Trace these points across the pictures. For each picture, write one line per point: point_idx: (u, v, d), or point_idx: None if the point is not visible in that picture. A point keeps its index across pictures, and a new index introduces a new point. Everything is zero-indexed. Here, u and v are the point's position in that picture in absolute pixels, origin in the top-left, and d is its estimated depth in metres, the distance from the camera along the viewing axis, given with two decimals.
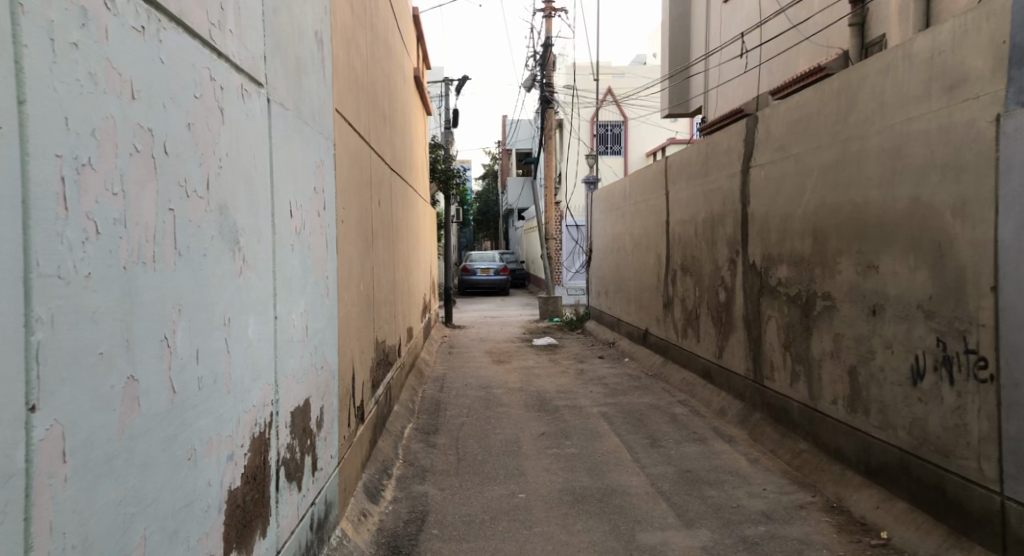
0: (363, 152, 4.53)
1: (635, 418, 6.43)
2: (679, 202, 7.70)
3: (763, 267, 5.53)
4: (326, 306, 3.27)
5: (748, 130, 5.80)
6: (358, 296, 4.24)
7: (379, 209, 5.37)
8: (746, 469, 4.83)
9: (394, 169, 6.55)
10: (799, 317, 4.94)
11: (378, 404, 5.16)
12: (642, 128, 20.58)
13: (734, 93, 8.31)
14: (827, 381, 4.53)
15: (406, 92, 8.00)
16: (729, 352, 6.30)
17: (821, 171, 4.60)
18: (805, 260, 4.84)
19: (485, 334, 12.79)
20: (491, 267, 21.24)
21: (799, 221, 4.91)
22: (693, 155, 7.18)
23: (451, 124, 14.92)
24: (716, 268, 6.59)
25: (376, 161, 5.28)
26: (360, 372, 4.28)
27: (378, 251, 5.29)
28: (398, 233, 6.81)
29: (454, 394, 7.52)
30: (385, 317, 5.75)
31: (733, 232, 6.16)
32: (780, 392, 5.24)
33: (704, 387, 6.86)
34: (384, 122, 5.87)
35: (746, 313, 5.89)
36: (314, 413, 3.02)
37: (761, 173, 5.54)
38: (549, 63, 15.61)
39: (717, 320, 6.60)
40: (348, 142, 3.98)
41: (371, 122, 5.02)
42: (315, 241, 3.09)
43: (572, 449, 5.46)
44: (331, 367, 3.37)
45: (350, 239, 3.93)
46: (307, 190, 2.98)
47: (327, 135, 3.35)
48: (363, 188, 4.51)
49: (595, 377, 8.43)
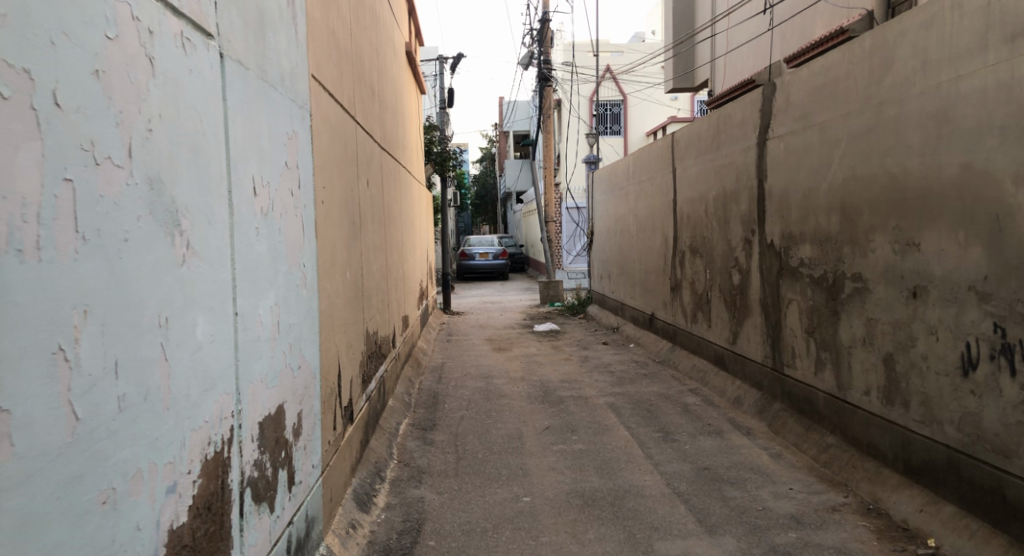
0: (347, 127, 4.13)
1: (644, 409, 6.07)
2: (687, 180, 7.29)
3: (783, 246, 5.15)
4: (302, 299, 2.89)
5: (764, 99, 5.40)
6: (344, 284, 3.86)
7: (367, 190, 4.96)
8: (768, 466, 4.48)
9: (385, 148, 6.15)
10: (825, 300, 4.56)
11: (369, 400, 4.78)
12: (642, 107, 20.07)
13: (744, 63, 7.88)
14: (858, 370, 4.17)
15: (397, 67, 7.56)
16: (744, 337, 5.93)
17: (850, 140, 4.21)
18: (831, 238, 4.46)
19: (484, 320, 12.40)
20: (490, 251, 20.84)
21: (824, 196, 4.53)
22: (703, 128, 6.77)
23: (446, 104, 14.42)
24: (729, 249, 6.21)
25: (363, 138, 4.87)
26: (349, 369, 3.90)
27: (367, 235, 4.89)
28: (390, 216, 6.41)
29: (453, 386, 7.15)
30: (378, 307, 5.38)
31: (748, 210, 5.77)
32: (804, 382, 4.87)
33: (717, 374, 6.50)
34: (372, 97, 5.46)
35: (764, 296, 5.52)
36: (291, 420, 2.65)
37: (780, 145, 5.14)
38: (546, 39, 15.12)
39: (730, 304, 6.22)
40: (329, 115, 3.58)
41: (357, 96, 4.61)
42: (287, 224, 2.68)
43: (580, 445, 5.10)
44: (310, 366, 2.98)
45: (333, 223, 3.56)
46: (276, 166, 2.57)
47: (301, 105, 2.94)
48: (348, 166, 4.12)
49: (600, 364, 8.07)
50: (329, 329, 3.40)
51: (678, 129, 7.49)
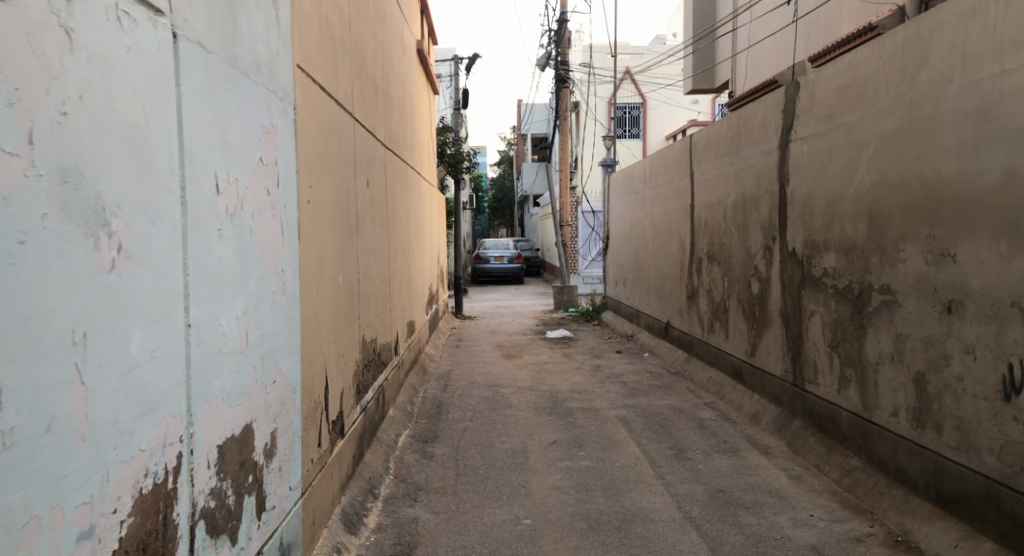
0: (343, 123, 3.91)
1: (657, 423, 5.79)
2: (705, 184, 7.01)
3: (805, 254, 4.86)
4: (279, 307, 2.66)
5: (787, 99, 5.11)
6: (335, 289, 3.63)
7: (367, 191, 4.75)
8: (787, 489, 4.19)
9: (390, 147, 5.93)
10: (850, 313, 4.27)
11: (365, 411, 4.56)
12: (661, 110, 19.75)
13: (766, 63, 7.58)
14: (885, 389, 3.87)
15: (406, 65, 7.36)
16: (763, 350, 5.64)
17: (879, 142, 3.92)
18: (858, 246, 4.17)
19: (496, 326, 12.17)
20: (505, 255, 20.61)
21: (850, 202, 4.24)
22: (723, 130, 6.48)
23: (461, 105, 14.21)
24: (749, 257, 5.92)
25: (364, 135, 4.65)
26: (339, 380, 3.68)
27: (366, 238, 4.66)
28: (395, 217, 6.19)
29: (459, 394, 6.92)
30: (378, 312, 5.16)
31: (769, 215, 5.48)
32: (826, 399, 4.58)
33: (734, 388, 6.21)
34: (375, 93, 5.24)
35: (784, 307, 5.23)
36: (260, 442, 2.42)
37: (803, 148, 4.86)
38: (564, 41, 14.88)
39: (749, 314, 5.93)
40: (321, 110, 3.37)
41: (356, 91, 4.41)
42: (259, 225, 2.46)
43: (587, 461, 4.84)
44: (289, 380, 2.76)
45: (322, 224, 3.34)
46: (247, 161, 2.35)
47: (281, 97, 2.72)
48: (343, 162, 3.90)
49: (612, 374, 7.79)
50: (314, 337, 3.18)
51: (697, 131, 7.20)
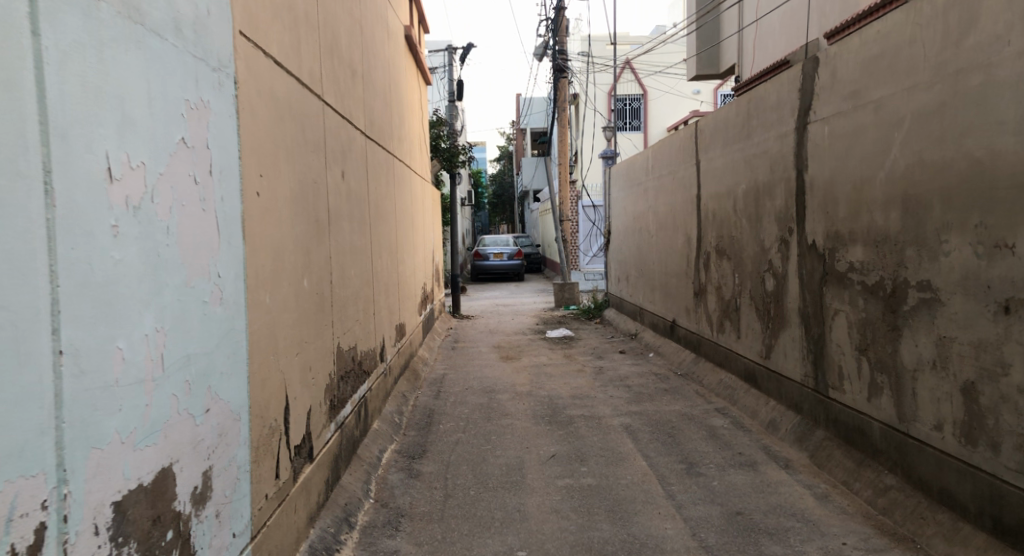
0: (307, 106, 3.46)
1: (664, 433, 5.34)
2: (713, 174, 6.55)
3: (828, 247, 4.40)
4: (212, 319, 2.19)
5: (803, 76, 4.64)
6: (297, 293, 3.18)
7: (342, 183, 4.30)
8: (814, 511, 3.73)
9: (371, 136, 5.48)
10: (882, 313, 3.81)
11: (342, 429, 4.10)
12: (663, 101, 19.29)
13: (776, 44, 7.10)
14: (926, 399, 3.41)
15: (392, 50, 6.89)
16: (780, 352, 5.19)
17: (915, 119, 3.45)
18: (891, 237, 3.71)
19: (494, 325, 11.72)
20: (505, 251, 20.14)
21: (881, 188, 3.78)
22: (731, 115, 6.01)
23: (455, 97, 13.63)
24: (762, 250, 5.46)
25: (336, 121, 4.19)
26: (304, 397, 3.23)
27: (340, 234, 4.21)
28: (378, 213, 5.73)
29: (452, 402, 6.46)
30: (358, 318, 4.71)
31: (785, 205, 5.01)
32: (854, 408, 4.12)
33: (747, 392, 5.76)
34: (352, 78, 4.79)
35: (803, 306, 4.77)
36: (186, 488, 1.95)
37: (824, 130, 4.39)
38: (562, 29, 14.37)
39: (763, 313, 5.48)
40: (276, 89, 2.92)
41: (325, 71, 3.95)
42: (182, 221, 1.99)
43: (589, 479, 4.39)
44: (229, 407, 2.29)
45: (277, 219, 2.88)
46: (161, 140, 1.88)
47: (214, 66, 2.25)
48: (308, 150, 3.44)
49: (615, 377, 7.34)
50: (267, 351, 2.72)
51: (703, 117, 6.74)
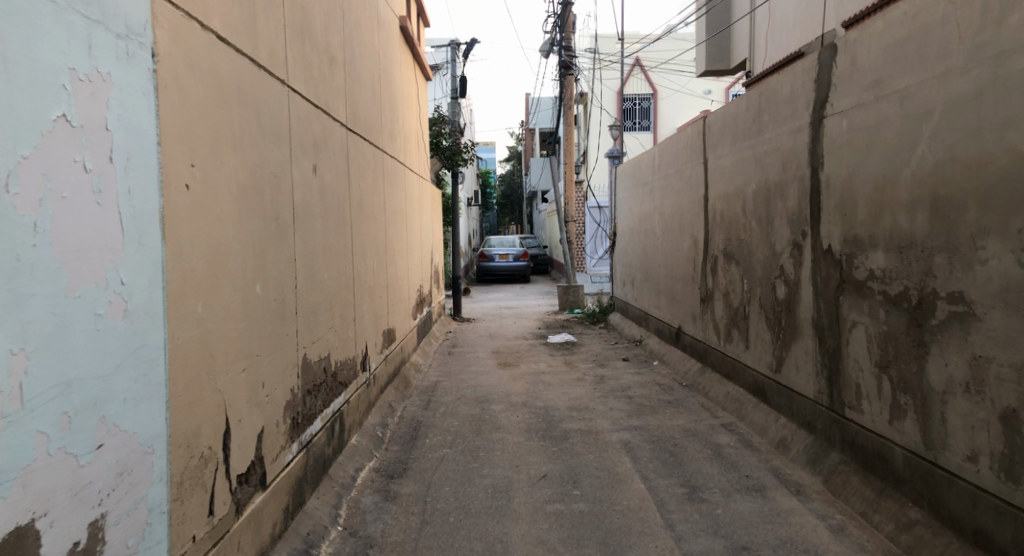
0: (267, 91, 3.10)
1: (666, 451, 4.95)
2: (722, 173, 6.14)
3: (845, 253, 4.00)
4: (110, 335, 1.83)
5: (819, 66, 4.23)
6: (245, 300, 2.82)
7: (314, 178, 3.94)
8: (829, 547, 3.34)
9: (354, 129, 5.10)
10: (906, 326, 3.41)
11: (309, 449, 3.74)
12: (674, 100, 18.89)
13: (789, 35, 6.69)
14: (957, 426, 3.02)
15: (383, 40, 6.50)
16: (791, 366, 4.80)
17: (947, 110, 3.06)
18: (916, 242, 3.31)
19: (495, 329, 11.35)
20: (511, 252, 19.78)
21: (905, 188, 3.38)
22: (741, 109, 5.61)
23: (458, 93, 13.22)
24: (773, 255, 5.06)
25: (307, 111, 3.83)
26: (253, 417, 2.88)
27: (310, 234, 3.84)
28: (363, 211, 5.37)
29: (442, 413, 6.10)
30: (334, 325, 4.36)
31: (798, 206, 4.61)
32: (873, 431, 3.73)
33: (756, 408, 5.36)
34: (331, 65, 4.43)
35: (818, 316, 4.38)
36: (56, 545, 1.60)
37: (842, 123, 3.99)
38: (569, 24, 13.94)
39: (774, 323, 5.08)
40: (218, 68, 2.55)
41: (293, 55, 3.59)
42: (62, 218, 1.65)
43: (581, 504, 4.02)
44: (136, 440, 1.93)
45: (217, 216, 2.52)
46: (22, 117, 1.52)
47: (121, 33, 1.88)
48: (266, 139, 3.08)
49: (617, 387, 6.95)
50: (199, 369, 2.36)
51: (712, 112, 6.34)
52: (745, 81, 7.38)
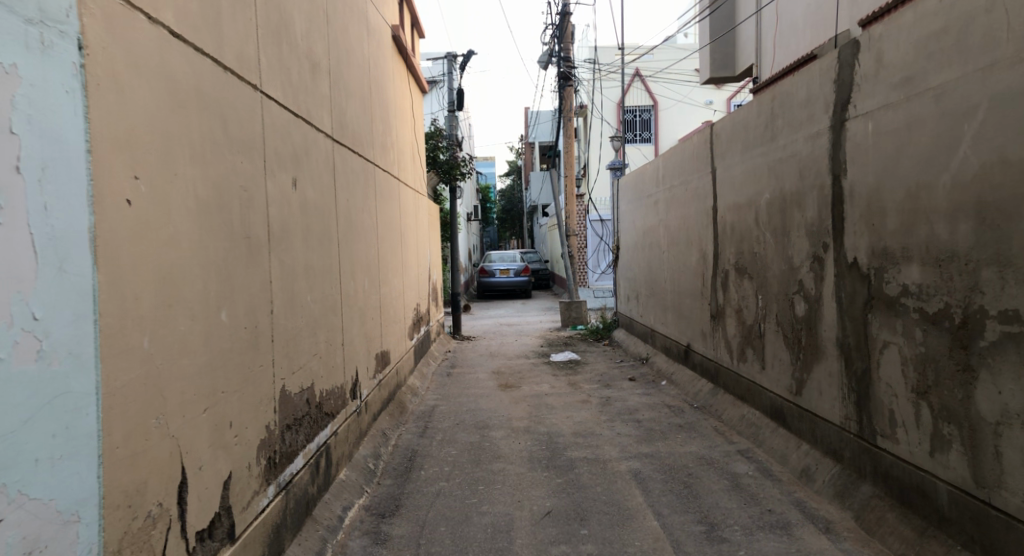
0: (234, 95, 2.80)
1: (679, 482, 4.59)
2: (732, 183, 5.82)
3: (874, 267, 3.67)
4: (14, 383, 1.50)
5: (839, 65, 3.92)
6: (207, 330, 2.49)
7: (294, 193, 3.63)
8: None
9: (341, 141, 4.79)
10: (949, 348, 3.07)
11: (289, 490, 3.39)
12: (674, 111, 18.65)
13: (798, 39, 6.40)
14: (1016, 463, 2.67)
15: (374, 49, 6.21)
16: (813, 389, 4.45)
17: (994, 106, 2.73)
18: (959, 254, 2.98)
19: (496, 348, 11.00)
20: (512, 267, 19.46)
21: (946, 194, 3.05)
22: (753, 115, 5.30)
23: (455, 106, 12.95)
24: (791, 269, 4.73)
25: (285, 120, 3.52)
26: (219, 462, 2.54)
27: (289, 255, 3.52)
28: (352, 228, 5.05)
29: (439, 441, 5.75)
30: (318, 352, 4.03)
31: (818, 217, 4.28)
32: (911, 463, 3.38)
33: (775, 433, 5.01)
34: (313, 72, 4.13)
35: (843, 335, 4.04)
36: None
37: (867, 126, 3.67)
38: (567, 35, 13.70)
39: (793, 343, 4.74)
40: (173, 68, 2.24)
41: (268, 58, 3.29)
42: None
43: (589, 545, 3.66)
44: (51, 507, 1.60)
45: (169, 234, 2.20)
46: None
47: (31, 17, 1.58)
48: (233, 148, 2.77)
49: (623, 410, 6.60)
50: (147, 412, 2.02)
51: (720, 119, 6.03)
52: (753, 88, 7.09)
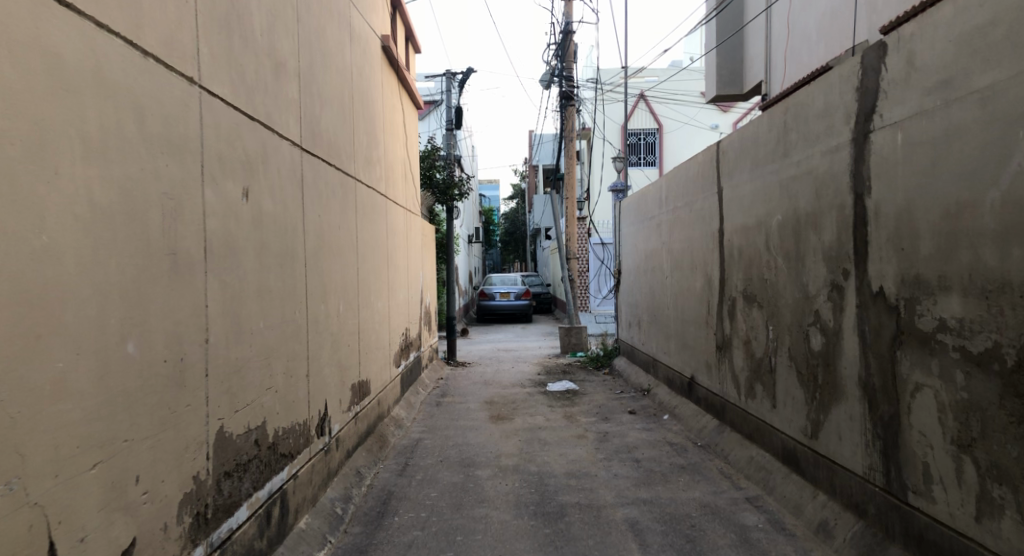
0: (157, 85, 2.38)
1: (681, 535, 4.10)
2: (740, 203, 5.39)
3: (903, 298, 3.21)
4: None
5: (863, 70, 3.50)
6: (105, 365, 2.04)
7: (245, 205, 3.21)
8: None
9: (312, 151, 4.38)
10: (998, 396, 2.60)
11: (226, 550, 2.91)
12: (679, 134, 18.32)
13: (810, 52, 6.01)
14: None
15: (358, 57, 5.83)
16: (832, 433, 3.97)
17: None
18: (1011, 285, 2.53)
19: (491, 375, 10.51)
20: (512, 291, 19.02)
21: (993, 214, 2.61)
22: (763, 130, 4.88)
23: (454, 124, 12.57)
24: (806, 299, 4.27)
25: (234, 122, 3.11)
26: (116, 527, 2.09)
27: (234, 275, 3.08)
28: (324, 247, 4.62)
29: (419, 481, 5.26)
30: (273, 385, 3.57)
31: (837, 241, 3.84)
32: (950, 527, 2.89)
33: (787, 479, 4.52)
34: (276, 73, 3.73)
35: (866, 374, 3.58)
36: None
37: (894, 138, 3.24)
38: (570, 53, 13.36)
39: (809, 379, 4.27)
40: (53, 46, 1.85)
41: (212, 50, 2.88)
42: None
43: None
44: None
45: (38, 248, 1.78)
46: None
47: None
48: (154, 148, 2.36)
49: (621, 447, 6.10)
50: None
51: (727, 136, 5.61)
52: (762, 105, 6.70)
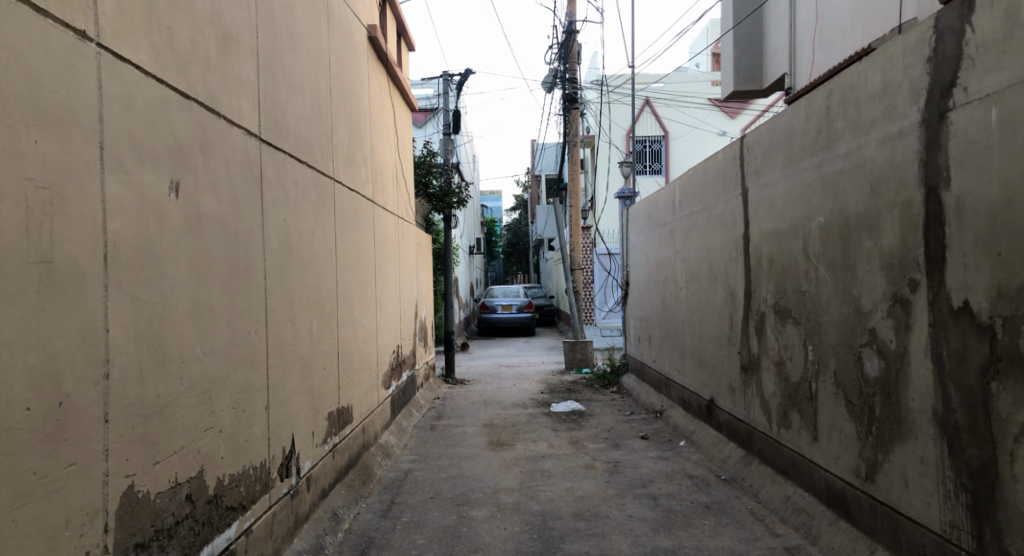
0: (13, 31, 1.76)
1: None
2: (771, 204, 4.73)
3: (1000, 316, 2.55)
4: None
5: (938, 36, 2.85)
6: None
7: (174, 204, 2.57)
8: None
9: (275, 143, 3.75)
10: None
11: None
12: (687, 141, 17.75)
13: (844, 37, 5.39)
14: None
15: (339, 43, 5.21)
16: (895, 476, 3.29)
17: None
18: None
19: (491, 394, 9.81)
20: (514, 303, 18.35)
21: None
22: (799, 121, 4.24)
23: (450, 129, 11.87)
24: (858, 315, 3.60)
25: (158, 99, 2.48)
26: None
27: (157, 290, 2.44)
28: (291, 256, 3.97)
29: (405, 523, 4.58)
30: (217, 424, 2.92)
31: (901, 246, 3.18)
32: None
33: (834, 526, 3.83)
34: (224, 47, 3.10)
35: (944, 409, 2.90)
36: None
37: (984, 115, 2.60)
38: (573, 55, 12.77)
39: (862, 410, 3.60)
40: None
41: (124, 3, 2.27)
42: None
43: None
44: None
45: None
46: None
47: None
48: (10, 117, 1.72)
49: (635, 480, 5.41)
50: None
51: (754, 130, 4.98)
52: (788, 98, 6.08)
